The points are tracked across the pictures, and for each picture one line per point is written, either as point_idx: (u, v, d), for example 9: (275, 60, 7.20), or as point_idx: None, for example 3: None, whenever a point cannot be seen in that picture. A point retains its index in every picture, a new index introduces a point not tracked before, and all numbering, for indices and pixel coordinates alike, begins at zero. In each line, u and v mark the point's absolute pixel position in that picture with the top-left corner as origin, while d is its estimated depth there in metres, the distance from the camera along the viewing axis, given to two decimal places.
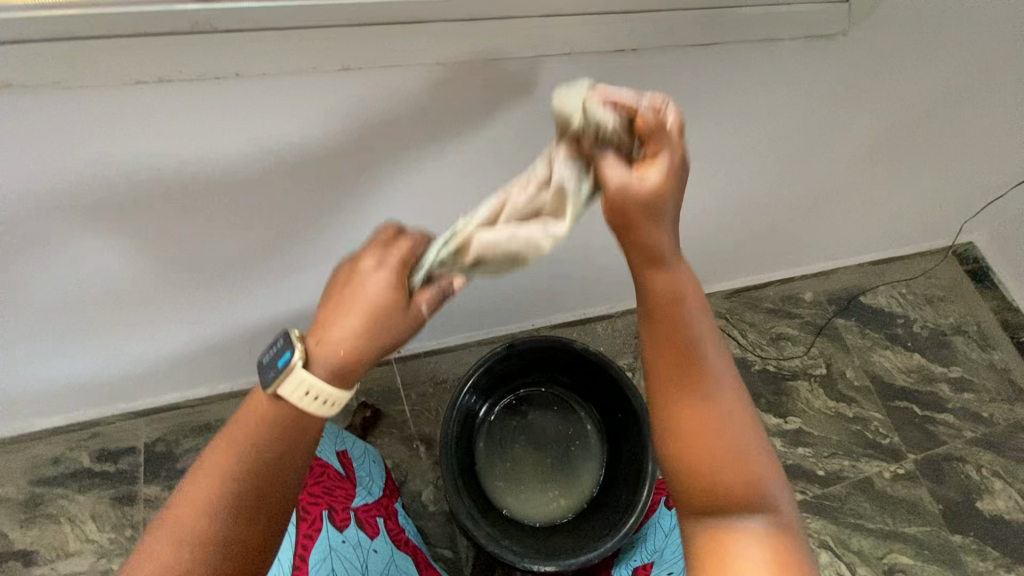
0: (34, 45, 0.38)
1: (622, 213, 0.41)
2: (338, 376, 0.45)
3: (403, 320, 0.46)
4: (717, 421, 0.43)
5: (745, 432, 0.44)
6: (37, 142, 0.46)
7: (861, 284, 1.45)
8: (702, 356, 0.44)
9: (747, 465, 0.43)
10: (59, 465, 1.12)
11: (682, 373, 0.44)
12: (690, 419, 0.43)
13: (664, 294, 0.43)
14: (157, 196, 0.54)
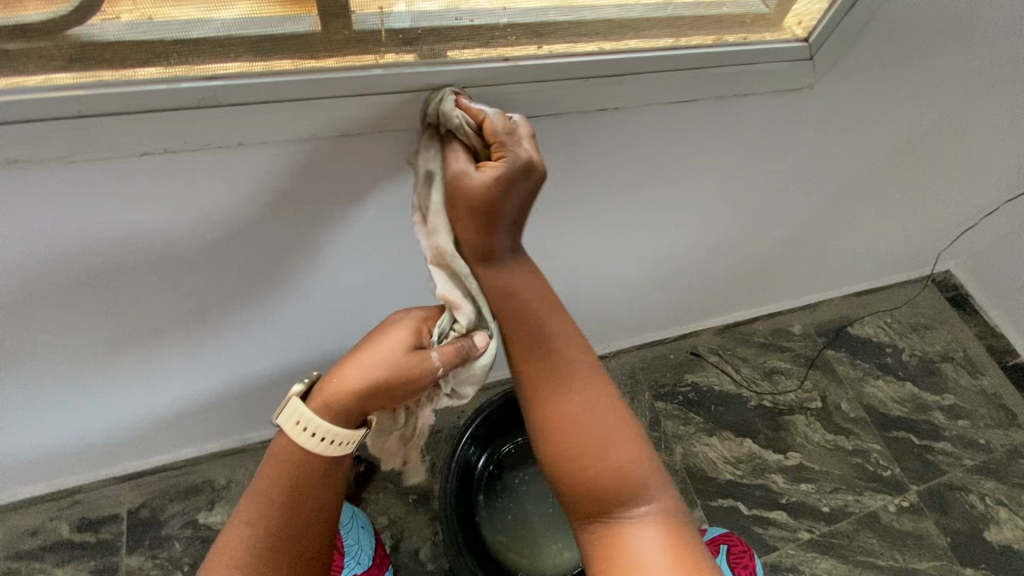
0: (39, 124, 0.39)
1: (466, 204, 0.48)
2: (336, 416, 0.54)
3: (404, 372, 0.53)
4: (579, 424, 0.55)
5: (608, 427, 0.55)
6: (35, 216, 0.46)
7: (847, 315, 1.48)
8: (561, 372, 0.57)
9: (617, 453, 0.54)
10: (37, 537, 1.07)
11: (542, 397, 0.57)
12: (559, 429, 0.55)
13: (520, 326, 0.57)
14: (157, 261, 0.55)
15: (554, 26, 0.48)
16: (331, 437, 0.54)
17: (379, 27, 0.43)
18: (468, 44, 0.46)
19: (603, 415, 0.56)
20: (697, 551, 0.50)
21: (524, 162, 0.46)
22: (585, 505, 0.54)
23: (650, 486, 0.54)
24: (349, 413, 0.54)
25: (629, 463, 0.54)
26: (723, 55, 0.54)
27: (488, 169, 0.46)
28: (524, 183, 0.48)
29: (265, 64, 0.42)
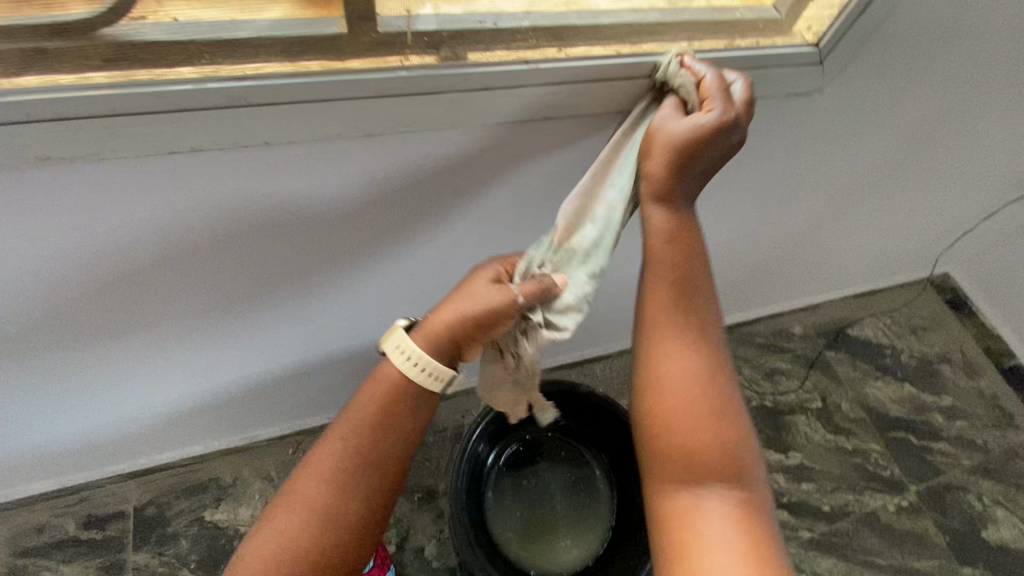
0: (72, 123, 0.39)
1: (679, 145, 0.49)
2: (432, 346, 0.54)
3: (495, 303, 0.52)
4: (696, 393, 0.52)
5: (721, 407, 0.52)
6: (61, 211, 0.46)
7: (847, 316, 1.49)
8: (694, 336, 0.53)
9: (721, 435, 0.51)
10: (44, 533, 1.07)
11: (671, 350, 0.53)
12: (672, 389, 0.52)
13: (667, 277, 0.53)
14: (179, 258, 0.55)
15: (573, 30, 0.49)
16: (425, 366, 0.53)
17: (405, 30, 0.44)
18: (490, 47, 0.47)
19: (720, 394, 0.52)
20: (777, 552, 0.47)
21: (734, 116, 0.48)
22: (675, 474, 0.51)
23: (746, 479, 0.50)
24: (445, 347, 0.54)
25: (729, 449, 0.51)
26: (736, 59, 0.55)
27: (693, 116, 0.48)
28: (723, 135, 0.49)
29: (294, 65, 0.43)
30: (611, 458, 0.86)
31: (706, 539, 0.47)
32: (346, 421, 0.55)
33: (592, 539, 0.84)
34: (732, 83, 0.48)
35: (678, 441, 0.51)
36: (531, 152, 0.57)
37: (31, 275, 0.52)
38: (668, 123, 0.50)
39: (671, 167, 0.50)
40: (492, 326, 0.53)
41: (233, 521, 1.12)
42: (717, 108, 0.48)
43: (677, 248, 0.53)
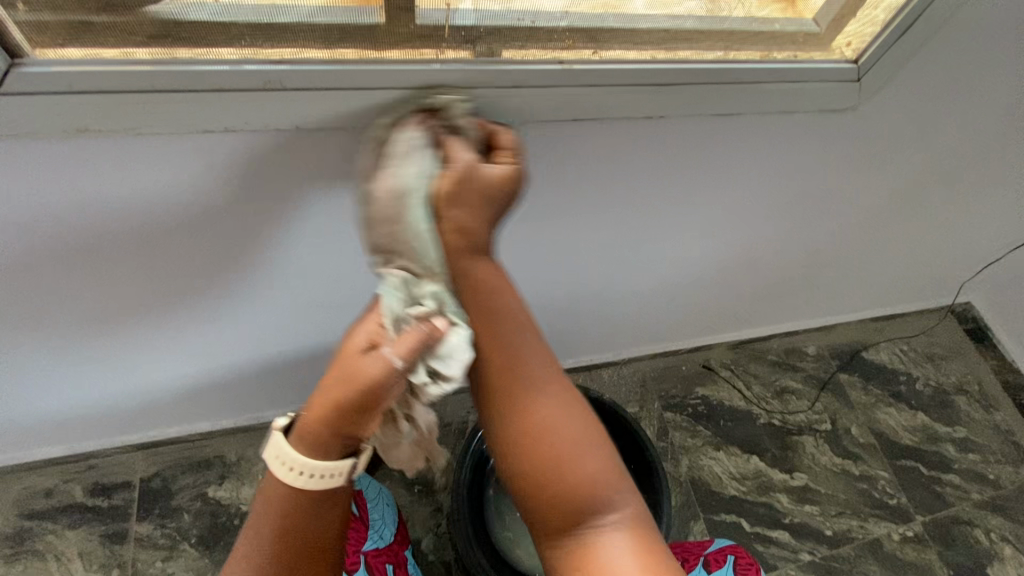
0: (110, 95, 0.40)
1: (473, 194, 0.48)
2: (313, 446, 0.50)
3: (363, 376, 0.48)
4: (550, 431, 0.52)
5: (580, 436, 0.52)
6: (86, 181, 0.46)
7: (863, 340, 1.47)
8: (533, 372, 0.54)
9: (587, 466, 0.51)
10: (51, 497, 1.09)
11: (512, 395, 0.53)
12: (526, 435, 0.52)
13: (482, 323, 0.53)
14: (206, 237, 0.56)
15: (611, 32, 0.49)
16: (308, 472, 0.50)
17: (443, 23, 0.44)
18: (527, 44, 0.47)
19: (570, 424, 0.53)
20: (665, 557, 0.49)
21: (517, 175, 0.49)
22: (559, 514, 0.51)
23: (619, 495, 0.52)
24: (330, 442, 0.51)
25: (600, 472, 0.52)
26: (774, 72, 0.54)
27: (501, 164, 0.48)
28: (510, 194, 0.49)
29: (332, 52, 0.43)
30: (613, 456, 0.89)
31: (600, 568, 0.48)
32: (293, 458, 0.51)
33: None
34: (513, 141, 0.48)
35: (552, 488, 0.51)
36: (557, 153, 0.57)
37: (62, 243, 0.52)
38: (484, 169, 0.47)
39: (468, 211, 0.49)
40: (371, 404, 0.49)
41: (235, 499, 1.14)
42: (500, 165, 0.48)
43: (485, 290, 0.52)
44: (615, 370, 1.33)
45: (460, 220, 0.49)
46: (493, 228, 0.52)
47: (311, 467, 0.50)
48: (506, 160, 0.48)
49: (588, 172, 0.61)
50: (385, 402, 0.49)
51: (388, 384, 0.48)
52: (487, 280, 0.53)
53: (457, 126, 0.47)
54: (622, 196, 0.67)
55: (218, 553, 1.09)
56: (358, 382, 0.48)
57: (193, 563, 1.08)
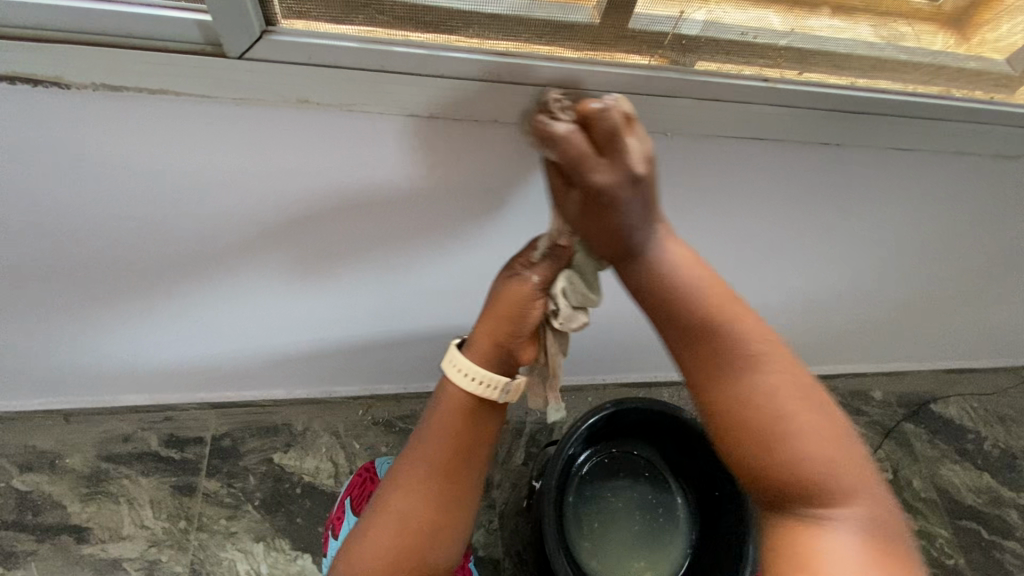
0: (345, 71, 0.42)
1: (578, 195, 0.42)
2: (486, 356, 0.60)
3: (513, 298, 0.57)
4: (790, 433, 0.42)
5: (825, 436, 0.42)
6: (281, 148, 0.50)
7: (932, 391, 1.42)
8: (758, 375, 0.43)
9: (829, 461, 0.41)
10: (129, 443, 1.13)
11: (734, 402, 0.43)
12: (744, 438, 0.42)
13: (693, 321, 0.44)
14: (363, 215, 0.59)
15: (823, 55, 0.48)
16: (482, 379, 0.59)
17: (670, 30, 0.44)
18: (735, 59, 0.46)
19: (807, 420, 0.42)
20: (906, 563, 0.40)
21: (637, 176, 0.41)
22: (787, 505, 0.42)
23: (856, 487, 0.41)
24: (494, 352, 0.59)
25: (845, 466, 0.42)
26: (964, 110, 0.53)
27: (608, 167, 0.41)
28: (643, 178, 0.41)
29: (551, 50, 0.44)
30: (698, 487, 0.86)
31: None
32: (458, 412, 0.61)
33: (668, 561, 0.83)
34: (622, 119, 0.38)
35: (761, 459, 0.42)
36: (716, 169, 0.57)
37: (248, 201, 0.56)
38: (589, 176, 0.40)
39: (588, 226, 0.44)
40: (517, 320, 0.57)
41: (298, 469, 1.16)
42: (610, 166, 0.41)
43: (696, 295, 0.44)
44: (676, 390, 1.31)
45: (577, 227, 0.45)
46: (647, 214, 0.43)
47: (479, 371, 0.59)
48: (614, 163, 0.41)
49: (736, 193, 0.61)
50: (530, 322, 0.58)
51: (526, 299, 0.56)
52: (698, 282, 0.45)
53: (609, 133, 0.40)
54: (758, 220, 0.66)
55: (277, 519, 1.11)
56: (506, 300, 0.56)
57: (254, 525, 1.10)
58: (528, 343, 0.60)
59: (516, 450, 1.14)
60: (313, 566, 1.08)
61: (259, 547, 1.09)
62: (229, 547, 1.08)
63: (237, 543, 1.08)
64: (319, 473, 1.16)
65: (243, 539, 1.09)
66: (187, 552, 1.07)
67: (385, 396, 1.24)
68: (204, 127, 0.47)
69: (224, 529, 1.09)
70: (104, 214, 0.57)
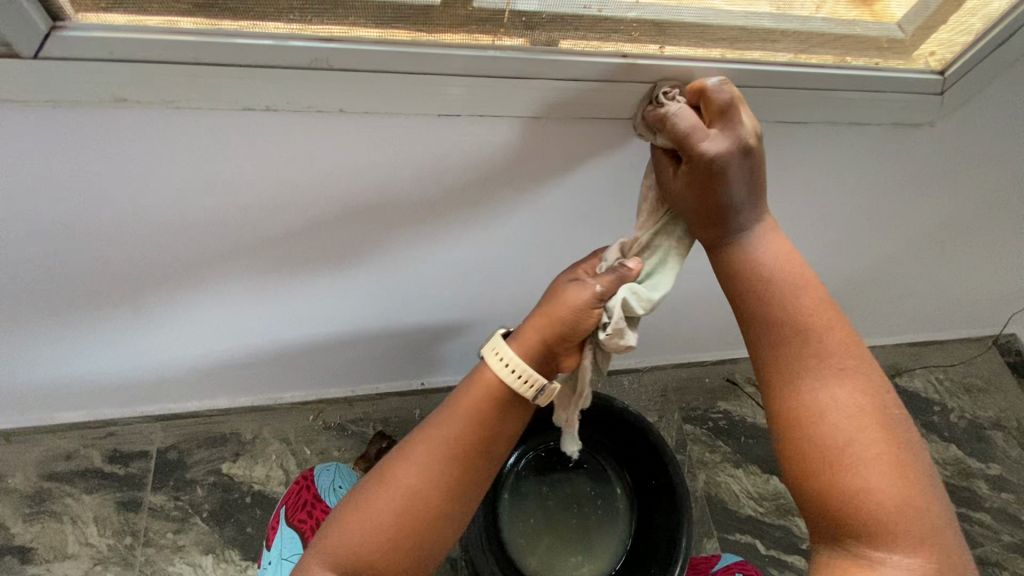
0: (156, 65, 0.40)
1: (698, 165, 0.44)
2: (533, 352, 0.55)
3: (575, 293, 0.52)
4: (864, 462, 0.44)
5: (895, 470, 0.44)
6: (120, 152, 0.47)
7: (897, 365, 1.41)
8: (844, 386, 0.46)
9: (894, 497, 0.43)
10: (71, 461, 1.11)
11: (821, 412, 0.45)
12: (817, 459, 0.45)
13: (794, 339, 0.47)
14: (238, 213, 0.56)
15: (683, 26, 0.46)
16: (523, 375, 0.54)
17: (503, 7, 0.42)
18: (588, 35, 0.44)
19: (878, 446, 0.44)
20: None
21: (745, 146, 0.44)
22: (841, 533, 0.45)
23: (919, 533, 0.43)
24: (539, 351, 0.55)
25: (917, 509, 0.43)
26: (849, 79, 0.51)
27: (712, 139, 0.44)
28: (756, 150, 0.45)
29: (382, 32, 0.42)
30: (635, 479, 0.84)
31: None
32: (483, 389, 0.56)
33: (609, 550, 0.82)
34: (734, 89, 0.43)
35: (837, 481, 0.44)
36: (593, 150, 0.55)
37: (103, 210, 0.53)
38: (698, 145, 0.43)
39: (693, 202, 0.47)
40: (574, 318, 0.53)
41: (248, 478, 1.14)
42: (722, 134, 0.44)
43: (784, 303, 0.48)
44: (635, 377, 1.29)
45: (681, 203, 0.48)
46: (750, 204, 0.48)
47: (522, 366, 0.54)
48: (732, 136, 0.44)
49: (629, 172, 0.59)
50: (581, 324, 0.53)
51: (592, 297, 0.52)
52: (790, 295, 0.48)
53: (726, 111, 0.44)
54: None
55: (227, 529, 1.10)
56: (568, 293, 0.52)
57: (203, 537, 1.08)
58: (572, 350, 0.56)
59: None
60: None
61: (209, 559, 1.07)
62: (177, 561, 1.06)
63: (186, 557, 1.07)
64: (270, 481, 1.15)
65: (192, 552, 1.07)
66: (134, 567, 1.05)
67: (336, 399, 1.21)
68: (26, 137, 0.44)
69: (172, 542, 1.07)
70: None
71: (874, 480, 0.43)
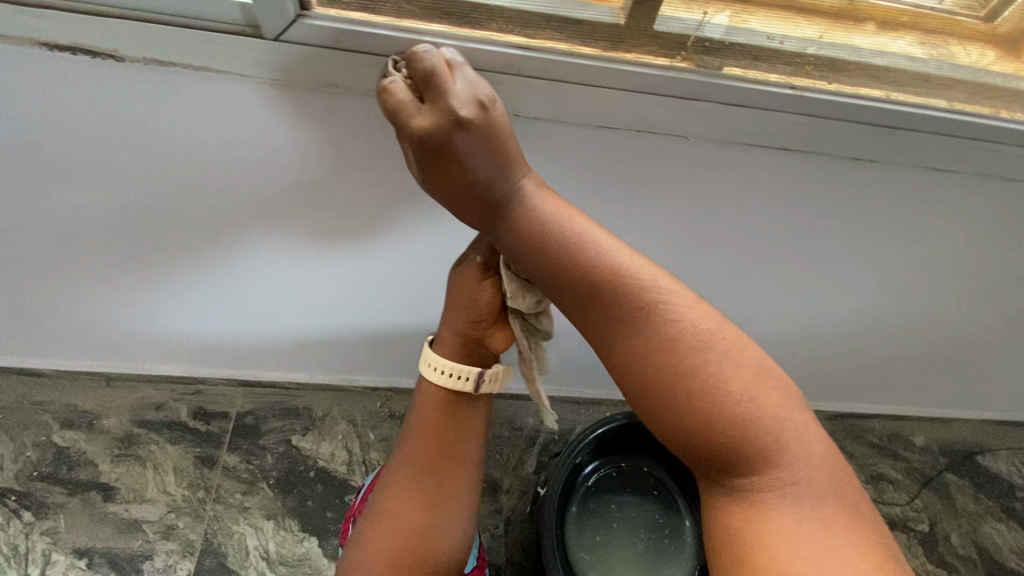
0: (370, 57, 0.47)
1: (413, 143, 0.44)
2: (451, 350, 0.65)
3: (472, 291, 0.61)
4: (711, 389, 0.43)
5: (743, 391, 0.43)
6: (314, 129, 0.55)
7: (981, 442, 1.31)
8: (648, 332, 0.45)
9: (744, 415, 0.43)
10: (161, 411, 1.19)
11: (660, 376, 0.44)
12: (663, 411, 0.44)
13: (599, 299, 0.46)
14: (387, 193, 0.63)
15: (851, 64, 0.47)
16: (451, 371, 0.64)
17: (693, 31, 0.45)
18: (762, 66, 0.47)
19: (727, 379, 0.44)
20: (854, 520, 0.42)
21: (460, 115, 0.42)
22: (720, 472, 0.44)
23: (788, 448, 0.43)
24: (459, 343, 0.65)
25: (772, 415, 0.43)
26: (1012, 132, 0.50)
27: (425, 112, 0.43)
28: (480, 119, 0.43)
29: (572, 46, 0.45)
30: (705, 511, 0.84)
31: (795, 543, 0.40)
32: (429, 402, 0.66)
33: None
34: (432, 57, 0.41)
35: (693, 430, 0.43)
36: (732, 180, 0.56)
37: (278, 179, 0.61)
38: (408, 122, 0.42)
39: (452, 173, 0.46)
40: (473, 308, 0.62)
41: (314, 453, 1.19)
42: (428, 108, 0.43)
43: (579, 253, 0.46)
44: None
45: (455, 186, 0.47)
46: (498, 160, 0.46)
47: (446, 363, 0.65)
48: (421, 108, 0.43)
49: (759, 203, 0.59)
50: (485, 308, 0.62)
51: (482, 287, 0.61)
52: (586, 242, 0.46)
53: (433, 72, 0.42)
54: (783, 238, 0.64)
55: (290, 500, 1.14)
56: (462, 289, 0.61)
57: (267, 503, 1.13)
58: (493, 329, 0.64)
59: (527, 457, 1.13)
60: (319, 550, 1.10)
61: (270, 524, 1.12)
62: (242, 521, 1.11)
63: (249, 519, 1.12)
64: (333, 460, 1.19)
65: (255, 515, 1.12)
66: (202, 521, 1.11)
67: (403, 389, 1.26)
68: (246, 107, 0.53)
69: (239, 503, 1.13)
70: (153, 182, 0.62)
71: (715, 419, 0.43)
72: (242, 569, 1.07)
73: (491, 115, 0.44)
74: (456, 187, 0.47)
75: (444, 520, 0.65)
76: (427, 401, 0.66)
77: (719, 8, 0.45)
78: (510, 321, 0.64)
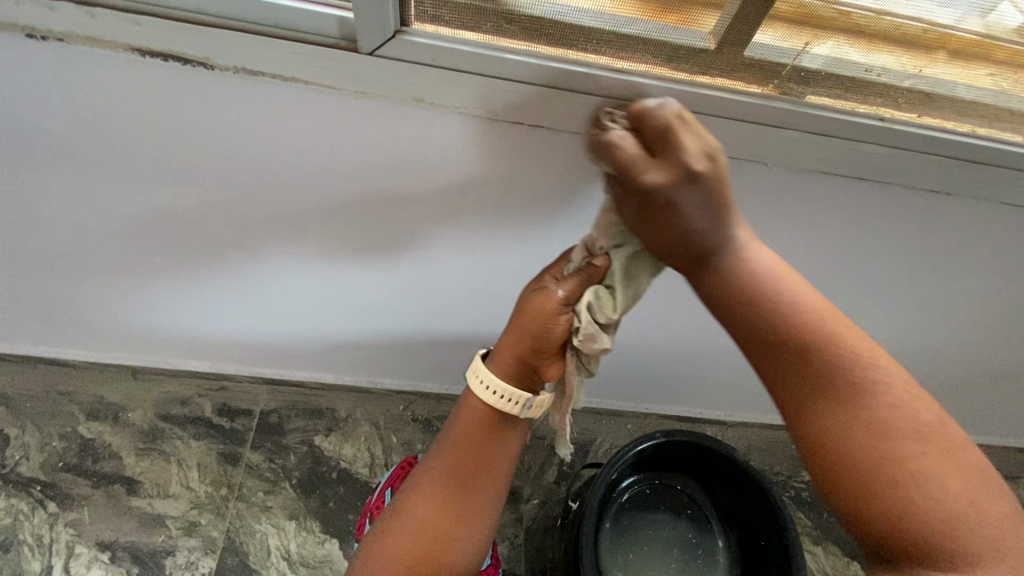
0: (466, 75, 0.48)
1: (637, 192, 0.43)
2: (510, 373, 0.61)
3: (543, 316, 0.57)
4: (893, 442, 0.43)
5: (931, 442, 0.43)
6: (386, 141, 0.56)
7: (1003, 468, 1.27)
8: (848, 386, 0.45)
9: (929, 468, 0.43)
10: (186, 406, 1.19)
11: (836, 424, 0.45)
12: (841, 457, 0.44)
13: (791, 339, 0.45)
14: (445, 206, 0.63)
15: (936, 98, 0.49)
16: (500, 393, 0.61)
17: (789, 62, 0.47)
18: (849, 97, 0.49)
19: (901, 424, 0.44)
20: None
21: (691, 170, 0.41)
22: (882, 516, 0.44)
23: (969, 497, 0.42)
24: (516, 367, 0.61)
25: (958, 466, 0.43)
26: None
27: (661, 168, 0.41)
28: (714, 176, 0.42)
29: (666, 71, 0.48)
30: (741, 535, 0.83)
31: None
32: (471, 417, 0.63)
33: None
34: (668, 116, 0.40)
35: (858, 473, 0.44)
36: (796, 199, 0.58)
37: (340, 187, 0.61)
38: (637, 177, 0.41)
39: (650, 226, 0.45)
40: (542, 336, 0.58)
41: (336, 454, 1.19)
42: (664, 163, 0.41)
43: (780, 291, 0.46)
44: (720, 428, 1.25)
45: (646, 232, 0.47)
46: (721, 221, 0.45)
47: (502, 387, 0.61)
48: (667, 165, 0.41)
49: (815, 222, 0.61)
50: (554, 340, 0.58)
51: (556, 315, 0.57)
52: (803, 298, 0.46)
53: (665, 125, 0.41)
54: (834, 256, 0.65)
55: (311, 501, 1.14)
56: (533, 313, 0.57)
57: (289, 503, 1.13)
58: (551, 360, 0.60)
59: (549, 467, 1.12)
60: (339, 553, 1.10)
61: (292, 525, 1.11)
62: (264, 520, 1.11)
63: (271, 518, 1.11)
64: (355, 461, 1.19)
65: (278, 514, 1.12)
66: (225, 518, 1.10)
67: (426, 393, 1.26)
68: (323, 117, 0.53)
69: (261, 502, 1.13)
70: (214, 184, 0.62)
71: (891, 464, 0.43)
72: (263, 569, 1.07)
73: (718, 169, 0.42)
74: (651, 232, 0.46)
75: (465, 533, 0.63)
76: (468, 414, 0.63)
77: (827, 35, 0.46)
78: (566, 354, 0.61)
